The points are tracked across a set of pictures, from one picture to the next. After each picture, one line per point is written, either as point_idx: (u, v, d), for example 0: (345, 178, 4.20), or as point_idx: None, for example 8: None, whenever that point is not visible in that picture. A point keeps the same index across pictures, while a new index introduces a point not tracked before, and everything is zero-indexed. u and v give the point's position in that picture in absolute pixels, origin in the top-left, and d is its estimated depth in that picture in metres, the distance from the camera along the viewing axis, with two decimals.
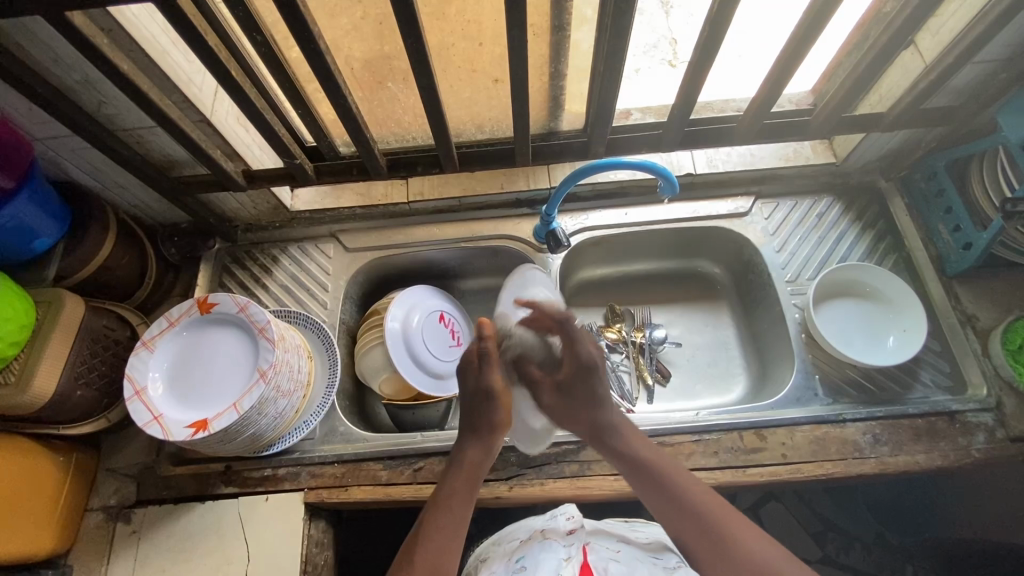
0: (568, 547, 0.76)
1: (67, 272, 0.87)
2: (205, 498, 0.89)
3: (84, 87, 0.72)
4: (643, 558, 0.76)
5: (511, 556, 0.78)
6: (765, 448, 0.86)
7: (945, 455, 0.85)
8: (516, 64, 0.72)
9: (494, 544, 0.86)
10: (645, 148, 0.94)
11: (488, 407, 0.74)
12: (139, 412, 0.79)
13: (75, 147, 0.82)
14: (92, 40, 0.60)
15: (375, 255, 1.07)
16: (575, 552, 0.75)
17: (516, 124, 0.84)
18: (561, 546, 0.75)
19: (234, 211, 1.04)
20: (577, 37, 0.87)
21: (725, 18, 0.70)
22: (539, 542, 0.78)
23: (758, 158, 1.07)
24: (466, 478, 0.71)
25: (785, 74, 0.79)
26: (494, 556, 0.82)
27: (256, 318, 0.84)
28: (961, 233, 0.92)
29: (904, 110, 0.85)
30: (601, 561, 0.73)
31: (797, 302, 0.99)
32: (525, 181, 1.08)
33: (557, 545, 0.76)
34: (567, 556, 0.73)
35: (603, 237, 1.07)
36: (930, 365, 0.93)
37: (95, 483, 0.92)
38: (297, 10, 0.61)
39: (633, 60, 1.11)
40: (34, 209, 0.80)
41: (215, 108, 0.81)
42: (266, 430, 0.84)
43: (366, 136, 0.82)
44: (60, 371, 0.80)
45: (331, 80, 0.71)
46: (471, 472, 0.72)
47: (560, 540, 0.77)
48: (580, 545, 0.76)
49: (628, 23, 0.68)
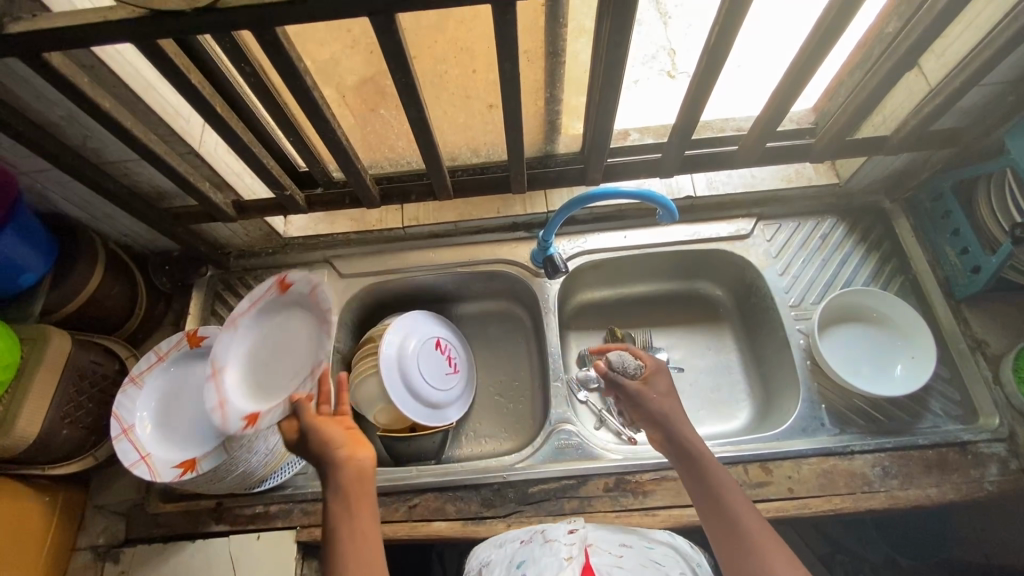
0: (569, 549, 0.70)
1: (54, 307, 0.85)
2: (196, 536, 0.87)
3: (68, 122, 0.70)
4: (645, 561, 0.69)
5: (512, 553, 0.74)
6: (771, 482, 0.84)
7: (957, 489, 0.82)
8: (508, 95, 0.69)
9: (492, 542, 0.79)
10: (643, 174, 0.92)
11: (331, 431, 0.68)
12: (126, 452, 0.76)
13: (62, 180, 0.80)
14: (74, 80, 0.59)
15: (369, 280, 1.05)
16: (578, 555, 0.69)
17: (510, 153, 0.82)
18: (563, 548, 0.70)
19: (227, 238, 1.02)
20: (574, 49, 0.85)
21: (723, 45, 0.68)
22: (540, 544, 0.73)
23: (759, 179, 1.04)
24: (344, 511, 0.63)
25: (786, 100, 0.78)
26: (494, 549, 0.77)
27: (221, 387, 0.78)
28: (970, 256, 0.90)
29: (909, 134, 0.83)
30: (604, 563, 0.67)
31: (801, 327, 0.96)
32: (521, 205, 1.06)
33: (560, 547, 0.71)
34: (567, 558, 0.68)
35: (602, 260, 1.05)
36: (940, 393, 0.90)
37: (83, 522, 0.90)
38: (281, 48, 0.59)
39: (632, 71, 1.09)
40: (20, 245, 0.78)
41: (204, 139, 0.79)
42: (257, 468, 0.82)
43: (358, 168, 0.80)
44: (45, 411, 0.79)
45: (319, 115, 0.69)
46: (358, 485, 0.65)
47: (563, 541, 0.72)
48: (582, 549, 0.70)
49: (622, 58, 0.66)
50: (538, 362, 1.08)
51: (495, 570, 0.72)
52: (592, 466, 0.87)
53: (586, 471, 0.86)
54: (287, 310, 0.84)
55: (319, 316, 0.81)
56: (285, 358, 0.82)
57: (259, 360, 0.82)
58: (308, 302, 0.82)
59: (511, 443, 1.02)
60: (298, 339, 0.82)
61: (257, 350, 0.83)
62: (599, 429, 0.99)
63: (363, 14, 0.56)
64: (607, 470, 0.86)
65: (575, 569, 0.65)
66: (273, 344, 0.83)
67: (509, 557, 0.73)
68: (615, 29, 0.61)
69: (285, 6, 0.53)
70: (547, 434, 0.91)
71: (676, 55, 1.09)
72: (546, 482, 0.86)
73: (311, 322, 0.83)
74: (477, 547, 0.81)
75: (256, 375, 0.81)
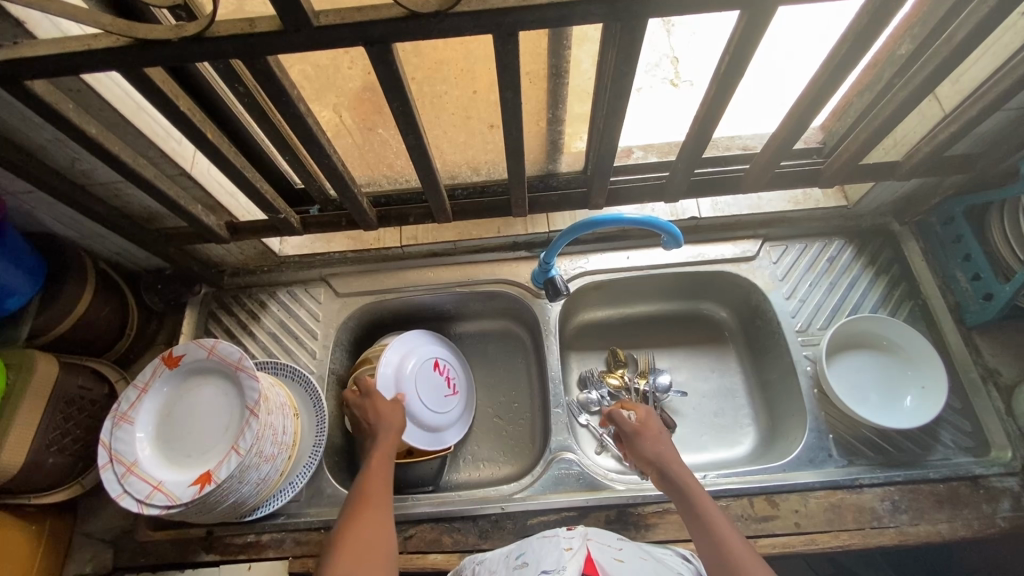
0: (570, 541, 0.67)
1: (41, 330, 0.83)
2: (185, 566, 0.85)
3: (55, 145, 0.68)
4: (642, 555, 0.67)
5: (514, 549, 0.70)
6: (777, 516, 0.82)
7: (969, 525, 0.80)
8: (509, 123, 0.67)
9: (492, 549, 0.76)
10: (648, 197, 0.91)
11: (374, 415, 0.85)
12: (112, 483, 0.73)
13: (51, 201, 0.78)
14: (59, 107, 0.57)
15: (366, 300, 1.03)
16: (578, 545, 0.65)
17: (512, 177, 0.79)
18: (564, 541, 0.67)
19: (221, 256, 1.00)
20: (577, 56, 0.78)
21: (732, 79, 0.66)
22: (540, 539, 0.69)
23: (766, 201, 1.02)
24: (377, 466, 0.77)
25: (796, 129, 0.76)
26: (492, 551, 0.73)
27: (146, 477, 0.75)
28: (982, 282, 0.88)
29: (922, 160, 0.81)
30: (606, 556, 0.64)
31: (808, 353, 0.94)
32: (522, 225, 1.05)
33: (560, 540, 0.68)
34: (568, 547, 0.65)
35: (604, 281, 1.03)
36: (951, 424, 0.88)
37: (70, 549, 0.87)
38: (273, 76, 0.56)
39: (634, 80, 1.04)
40: (6, 268, 0.76)
41: (196, 161, 0.77)
42: (248, 497, 0.79)
43: (355, 191, 0.78)
44: (30, 440, 0.77)
45: (313, 140, 0.66)
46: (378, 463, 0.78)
47: (563, 536, 0.69)
48: (583, 541, 0.67)
49: (628, 86, 0.64)
50: (538, 383, 1.06)
51: (494, 566, 0.69)
52: (593, 498, 0.84)
53: (587, 503, 0.84)
54: (201, 370, 0.83)
55: (233, 368, 0.81)
56: (208, 420, 0.80)
57: (179, 427, 0.80)
58: (215, 359, 0.82)
59: (510, 468, 1.00)
60: (204, 403, 0.82)
61: (177, 417, 0.81)
62: (600, 454, 0.97)
63: (360, 44, 0.54)
64: (609, 503, 0.84)
65: (574, 556, 0.62)
66: (188, 409, 0.82)
67: (507, 556, 0.70)
68: (621, 59, 0.59)
69: (277, 35, 0.51)
70: (547, 462, 0.89)
71: (679, 63, 1.01)
72: (545, 513, 0.84)
73: (205, 387, 0.83)
74: (472, 556, 0.78)
75: (187, 441, 0.79)
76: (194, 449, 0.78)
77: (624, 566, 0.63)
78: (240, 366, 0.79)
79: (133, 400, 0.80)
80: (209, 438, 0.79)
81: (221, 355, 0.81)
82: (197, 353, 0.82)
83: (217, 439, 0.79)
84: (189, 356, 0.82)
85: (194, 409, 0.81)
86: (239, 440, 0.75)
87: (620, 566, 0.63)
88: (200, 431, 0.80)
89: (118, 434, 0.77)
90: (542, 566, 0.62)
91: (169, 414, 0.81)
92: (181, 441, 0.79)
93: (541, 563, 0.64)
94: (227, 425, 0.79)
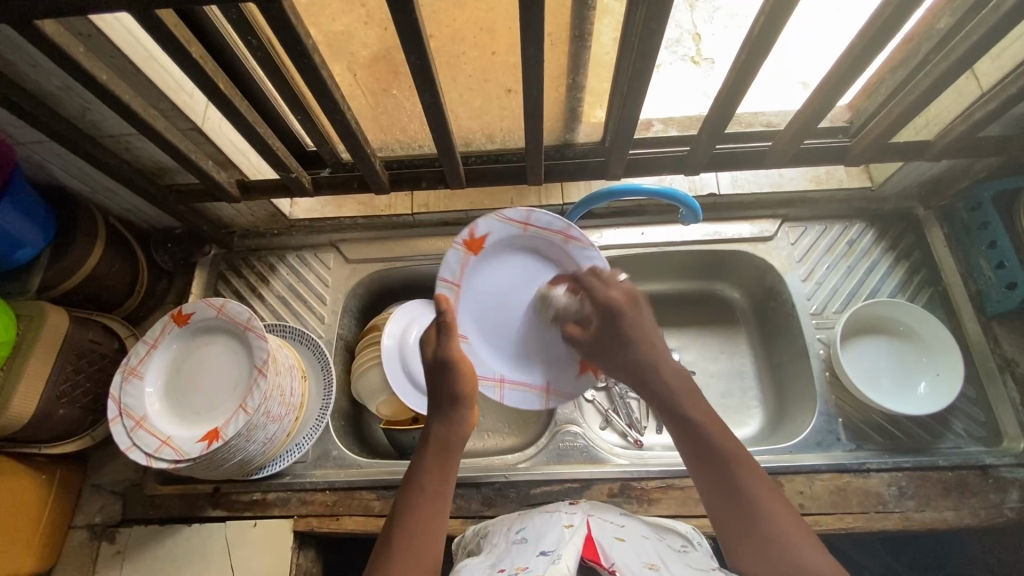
0: (571, 518, 0.67)
1: (51, 283, 0.83)
2: (192, 520, 0.86)
3: (66, 93, 0.67)
4: (647, 534, 0.68)
5: (514, 524, 0.71)
6: (781, 497, 0.81)
7: (975, 513, 0.79)
8: (529, 84, 0.65)
9: (497, 518, 0.76)
10: (667, 169, 0.88)
11: (447, 378, 0.70)
12: (121, 436, 0.74)
13: (61, 153, 0.77)
14: (68, 50, 0.55)
15: (376, 267, 1.02)
16: (578, 522, 0.66)
17: (529, 143, 0.77)
18: (564, 516, 0.68)
19: (231, 217, 1.00)
20: (600, 25, 0.79)
21: (763, 47, 0.63)
22: (543, 516, 0.69)
23: (788, 179, 0.99)
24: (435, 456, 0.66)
25: (825, 105, 0.73)
26: (495, 524, 0.74)
27: (154, 431, 0.76)
28: (1006, 271, 0.86)
29: (954, 140, 0.78)
30: (606, 535, 0.64)
31: (821, 336, 0.93)
32: (536, 196, 1.02)
33: (562, 517, 0.68)
34: (569, 524, 0.66)
35: (617, 257, 1.01)
36: (963, 413, 0.87)
37: (81, 500, 0.89)
38: (288, 23, 0.55)
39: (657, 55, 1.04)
40: (17, 219, 0.76)
41: (208, 115, 0.76)
42: (255, 456, 0.80)
43: (368, 152, 0.76)
44: (41, 391, 0.77)
45: (327, 95, 0.65)
46: (443, 453, 0.66)
47: (565, 512, 0.69)
48: (584, 517, 0.67)
49: (655, 48, 0.61)
50: None
51: (496, 539, 0.69)
52: (597, 470, 0.85)
53: (591, 476, 0.84)
54: (209, 330, 0.83)
55: (239, 328, 0.81)
56: (215, 379, 0.81)
57: (185, 385, 0.80)
58: (222, 320, 0.82)
59: (513, 439, 0.99)
60: (211, 362, 0.82)
61: (184, 375, 0.81)
62: (605, 429, 0.96)
63: None
64: (612, 475, 0.84)
65: (575, 535, 0.62)
66: (194, 368, 0.82)
67: (509, 528, 0.71)
68: (649, 18, 0.57)
69: None
70: (551, 434, 0.90)
71: (700, 41, 1.05)
72: (549, 484, 0.84)
73: (213, 346, 0.83)
74: (473, 526, 0.79)
75: (195, 400, 0.79)
76: (201, 407, 0.78)
77: (627, 545, 0.63)
78: (247, 326, 0.80)
79: (141, 356, 0.80)
80: (216, 398, 0.79)
81: (230, 315, 0.81)
82: (205, 313, 0.82)
83: (223, 399, 0.79)
84: (198, 315, 0.83)
85: (200, 368, 0.81)
86: (247, 399, 0.75)
87: (621, 545, 0.63)
88: (205, 390, 0.80)
89: (127, 389, 0.77)
90: (543, 544, 0.62)
91: (176, 371, 0.82)
92: (187, 400, 0.79)
93: (540, 541, 0.63)
94: (234, 385, 0.80)
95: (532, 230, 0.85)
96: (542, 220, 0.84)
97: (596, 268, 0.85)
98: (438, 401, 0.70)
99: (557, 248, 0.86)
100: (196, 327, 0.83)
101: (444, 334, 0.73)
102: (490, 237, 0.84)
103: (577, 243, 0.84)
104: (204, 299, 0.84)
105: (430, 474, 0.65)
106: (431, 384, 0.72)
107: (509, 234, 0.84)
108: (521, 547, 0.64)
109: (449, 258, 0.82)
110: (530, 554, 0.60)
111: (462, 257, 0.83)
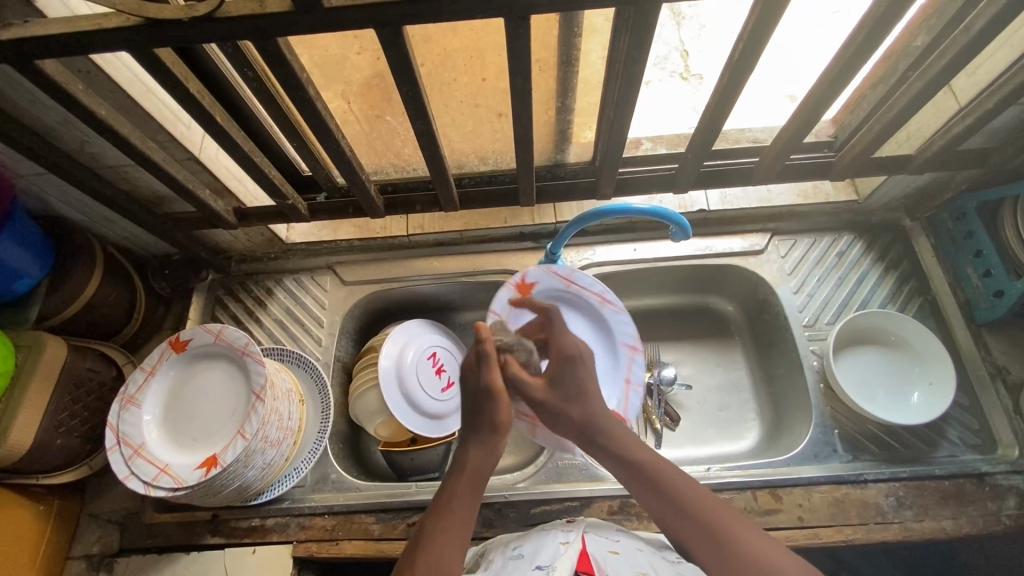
0: (566, 534, 0.69)
1: (50, 312, 0.84)
2: (191, 549, 0.85)
3: (66, 127, 0.68)
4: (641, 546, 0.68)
5: (513, 541, 0.72)
6: (781, 510, 0.82)
7: (973, 522, 0.80)
8: (518, 109, 0.67)
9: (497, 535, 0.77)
10: (657, 188, 0.90)
11: (489, 405, 0.67)
12: (120, 465, 0.74)
13: (59, 185, 0.79)
14: (67, 88, 0.57)
15: (373, 288, 1.03)
16: (574, 538, 0.67)
17: (521, 166, 0.79)
18: (561, 532, 0.69)
19: (228, 243, 1.01)
20: (588, 48, 0.80)
21: (744, 68, 0.65)
22: (539, 532, 0.70)
23: (776, 194, 1.02)
24: (466, 485, 0.64)
25: (807, 122, 0.75)
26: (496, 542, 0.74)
27: (153, 459, 0.76)
28: (992, 279, 0.87)
29: (935, 152, 0.80)
30: (600, 552, 0.65)
31: (814, 348, 0.94)
32: (529, 215, 1.05)
33: (557, 534, 0.69)
34: (565, 542, 0.67)
35: (612, 273, 1.02)
36: (958, 421, 0.87)
37: (78, 531, 0.88)
38: (282, 59, 0.57)
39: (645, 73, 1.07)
40: (16, 250, 0.76)
41: (204, 145, 0.78)
42: (253, 482, 0.80)
43: (362, 178, 0.78)
44: (39, 421, 0.78)
45: (321, 124, 0.66)
46: (474, 479, 0.65)
47: (561, 529, 0.71)
48: (579, 533, 0.68)
49: (639, 73, 0.63)
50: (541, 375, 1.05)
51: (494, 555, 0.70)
52: (594, 489, 0.85)
53: (590, 493, 0.84)
54: (209, 357, 0.84)
55: (236, 356, 0.82)
56: (212, 405, 0.81)
57: (183, 412, 0.81)
58: (224, 348, 0.82)
59: (513, 458, 0.98)
60: (209, 388, 0.82)
61: (183, 403, 0.81)
62: None
63: (370, 26, 0.54)
64: (611, 493, 0.84)
65: (570, 554, 0.64)
66: (192, 395, 0.82)
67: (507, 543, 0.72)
68: (633, 44, 0.59)
69: (287, 17, 0.51)
70: (550, 452, 0.90)
71: (688, 58, 1.08)
72: (548, 503, 0.84)
73: (212, 371, 0.83)
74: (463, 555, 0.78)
75: (191, 428, 0.79)
76: (196, 435, 0.79)
77: (621, 561, 0.64)
78: (246, 353, 0.80)
79: (140, 383, 0.80)
80: (212, 425, 0.79)
81: (228, 340, 0.82)
82: (207, 342, 0.83)
83: (219, 427, 0.79)
84: (196, 341, 0.83)
85: (199, 396, 0.82)
86: (245, 426, 0.76)
87: (616, 561, 0.64)
88: (204, 419, 0.80)
89: (126, 417, 0.78)
90: (538, 560, 0.64)
91: (174, 398, 0.82)
92: (184, 428, 0.79)
93: (536, 557, 0.65)
94: (230, 411, 0.80)
95: (573, 286, 0.94)
96: (583, 280, 0.94)
97: (628, 334, 0.95)
98: (477, 428, 0.67)
99: (592, 307, 0.95)
100: (196, 355, 0.84)
101: (485, 363, 0.67)
102: (539, 285, 0.94)
103: (612, 307, 0.94)
104: (203, 325, 0.85)
105: (460, 497, 0.63)
106: (470, 412, 0.68)
107: (553, 285, 0.94)
108: (516, 563, 0.65)
109: (499, 298, 0.93)
110: (524, 569, 0.63)
111: (512, 297, 0.93)
